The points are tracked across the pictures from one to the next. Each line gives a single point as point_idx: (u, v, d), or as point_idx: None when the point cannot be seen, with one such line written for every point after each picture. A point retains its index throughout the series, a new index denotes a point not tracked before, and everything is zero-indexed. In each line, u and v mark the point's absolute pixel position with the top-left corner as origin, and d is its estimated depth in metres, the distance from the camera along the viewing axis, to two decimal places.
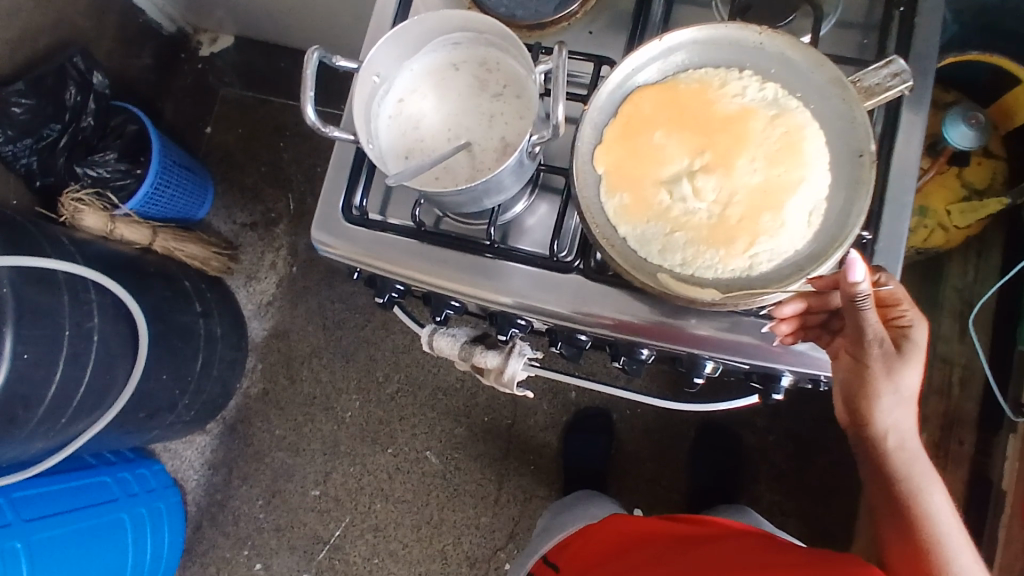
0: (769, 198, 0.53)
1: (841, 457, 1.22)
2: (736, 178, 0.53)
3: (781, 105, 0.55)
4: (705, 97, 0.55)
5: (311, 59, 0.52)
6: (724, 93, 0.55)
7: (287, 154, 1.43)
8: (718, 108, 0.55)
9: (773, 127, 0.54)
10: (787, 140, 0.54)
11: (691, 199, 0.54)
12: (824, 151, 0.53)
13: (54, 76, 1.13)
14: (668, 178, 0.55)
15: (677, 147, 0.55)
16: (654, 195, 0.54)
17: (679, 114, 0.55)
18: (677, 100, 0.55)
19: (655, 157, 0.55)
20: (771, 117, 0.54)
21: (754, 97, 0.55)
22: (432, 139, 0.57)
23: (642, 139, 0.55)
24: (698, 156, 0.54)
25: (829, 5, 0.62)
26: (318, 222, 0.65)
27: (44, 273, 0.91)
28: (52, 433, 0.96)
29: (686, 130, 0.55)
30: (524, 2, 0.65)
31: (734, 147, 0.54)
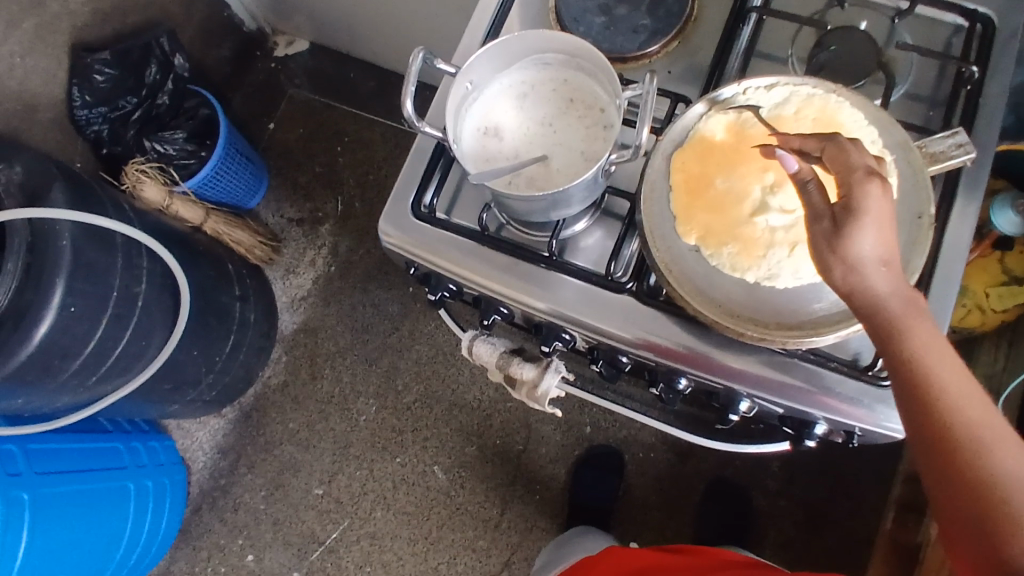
0: None
1: (850, 530, 1.21)
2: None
3: (799, 100, 0.58)
4: (736, 136, 0.57)
5: (416, 59, 0.55)
6: (750, 121, 0.57)
7: (343, 158, 1.48)
8: (753, 135, 0.57)
9: (805, 117, 0.57)
10: (820, 121, 0.57)
11: (785, 218, 0.55)
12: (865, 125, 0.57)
13: (139, 53, 1.19)
14: (757, 217, 0.56)
15: (746, 181, 0.56)
16: (751, 236, 0.56)
17: (724, 156, 0.57)
18: (709, 143, 0.58)
19: (733, 200, 0.56)
20: (796, 105, 0.58)
21: (771, 105, 0.58)
22: (514, 148, 0.60)
23: (708, 192, 0.57)
24: (768, 178, 0.56)
25: (900, 76, 0.65)
26: (387, 214, 0.68)
27: (103, 232, 0.94)
28: (80, 389, 0.97)
29: (739, 163, 0.57)
30: (610, 36, 0.69)
31: None
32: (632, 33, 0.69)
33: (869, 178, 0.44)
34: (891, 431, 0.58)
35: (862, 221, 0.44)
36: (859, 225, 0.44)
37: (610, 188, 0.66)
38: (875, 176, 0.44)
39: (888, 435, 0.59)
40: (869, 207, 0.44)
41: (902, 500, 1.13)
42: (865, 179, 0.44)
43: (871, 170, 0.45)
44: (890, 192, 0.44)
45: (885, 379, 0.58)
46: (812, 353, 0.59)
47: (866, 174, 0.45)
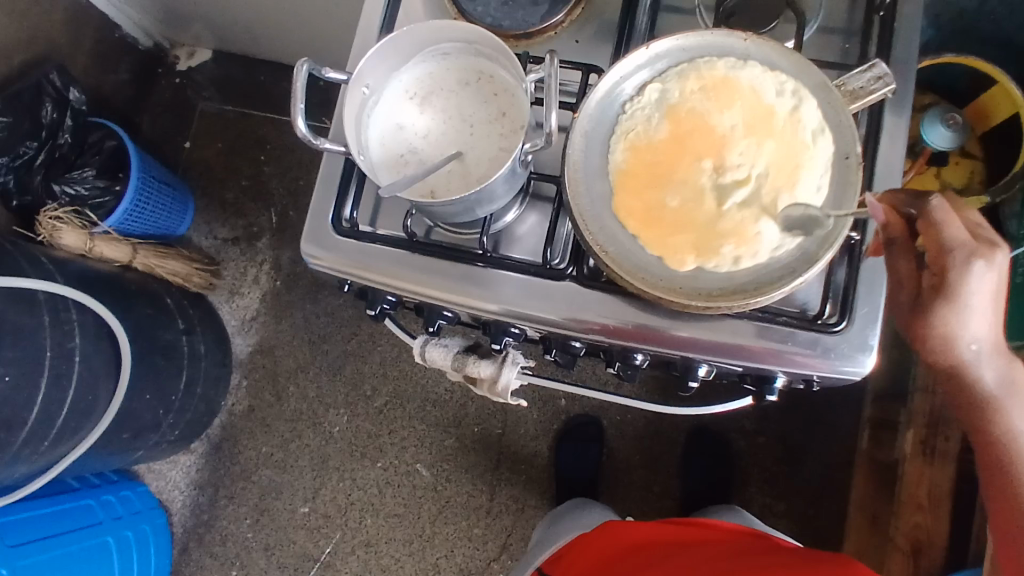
0: (763, 114, 0.55)
1: (830, 455, 1.23)
2: (736, 137, 0.55)
3: (671, 90, 0.56)
4: (648, 151, 0.56)
5: (300, 71, 0.51)
6: (647, 133, 0.56)
7: (268, 167, 1.42)
8: (663, 144, 0.56)
9: (690, 93, 0.56)
10: (710, 87, 0.56)
11: (747, 187, 0.54)
12: (746, 65, 0.56)
13: (30, 94, 1.11)
14: (728, 207, 0.54)
15: (692, 184, 0.55)
16: (736, 227, 0.54)
17: (656, 177, 0.55)
18: (631, 173, 0.56)
19: (694, 206, 0.54)
20: (680, 88, 0.56)
21: (651, 106, 0.57)
22: (425, 150, 0.56)
23: (666, 216, 0.55)
24: (708, 163, 0.55)
25: (811, 11, 0.63)
26: (307, 235, 0.64)
27: (22, 293, 0.88)
28: (34, 457, 0.93)
29: (673, 171, 0.55)
30: (511, 12, 0.65)
31: (706, 133, 0.55)
32: (532, 6, 0.65)
33: (969, 262, 0.51)
34: (848, 375, 0.58)
35: (955, 300, 0.53)
36: (953, 304, 0.53)
37: (535, 173, 0.64)
38: (976, 256, 0.51)
39: (846, 378, 0.59)
40: (968, 286, 0.52)
41: (873, 419, 1.16)
42: (964, 265, 0.52)
43: (971, 253, 0.51)
44: (993, 267, 0.51)
45: (835, 326, 0.58)
46: (760, 311, 0.58)
47: (967, 254, 0.51)
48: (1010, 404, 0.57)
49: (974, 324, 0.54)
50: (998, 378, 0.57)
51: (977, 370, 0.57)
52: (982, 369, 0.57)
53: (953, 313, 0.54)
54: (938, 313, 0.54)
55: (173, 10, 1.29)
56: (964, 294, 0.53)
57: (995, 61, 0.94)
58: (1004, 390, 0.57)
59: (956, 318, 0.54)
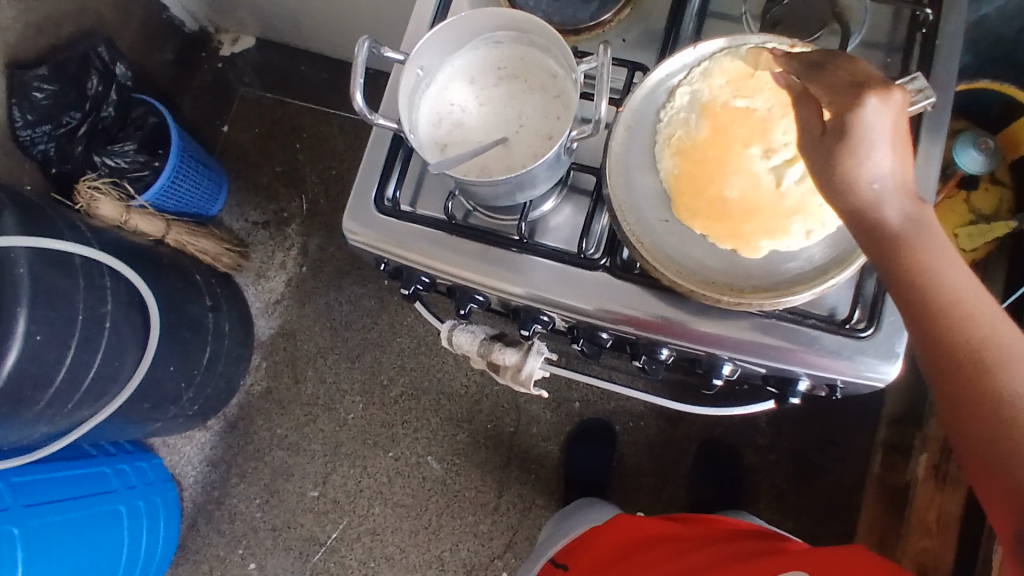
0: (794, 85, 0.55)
1: (842, 476, 1.23)
2: (776, 117, 0.54)
3: (703, 92, 0.57)
4: (694, 149, 0.56)
5: (362, 49, 0.53)
6: (689, 133, 0.57)
7: (302, 155, 1.45)
8: (707, 143, 0.56)
9: (721, 87, 0.56)
10: (739, 75, 0.56)
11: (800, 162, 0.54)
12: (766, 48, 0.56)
13: (76, 65, 1.14)
14: (788, 187, 0.54)
15: (748, 172, 0.54)
16: (800, 205, 0.54)
17: (708, 172, 0.55)
18: (682, 174, 0.56)
19: (755, 192, 0.54)
20: (709, 86, 0.57)
21: (688, 109, 0.57)
22: (473, 133, 0.58)
23: (729, 207, 0.55)
24: (756, 150, 0.55)
25: (856, 24, 0.64)
26: (350, 211, 0.66)
27: (61, 255, 0.90)
28: (57, 417, 0.95)
29: (725, 164, 0.55)
30: (561, 8, 0.67)
31: (746, 121, 0.55)
32: (582, 4, 0.67)
33: (860, 95, 0.42)
34: (872, 381, 0.59)
35: (856, 141, 0.42)
36: (858, 148, 0.42)
37: (575, 164, 0.65)
38: (869, 91, 0.42)
39: (870, 384, 0.60)
40: (865, 121, 0.42)
41: (889, 442, 1.16)
42: (855, 97, 0.42)
43: (857, 86, 0.42)
44: (892, 102, 0.42)
45: (862, 331, 0.59)
46: (790, 312, 0.60)
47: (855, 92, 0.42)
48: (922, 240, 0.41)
49: (873, 170, 0.42)
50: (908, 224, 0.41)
51: (922, 243, 0.40)
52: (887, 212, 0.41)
53: (862, 156, 0.42)
54: (840, 160, 0.42)
55: None
56: (863, 128, 0.42)
57: None
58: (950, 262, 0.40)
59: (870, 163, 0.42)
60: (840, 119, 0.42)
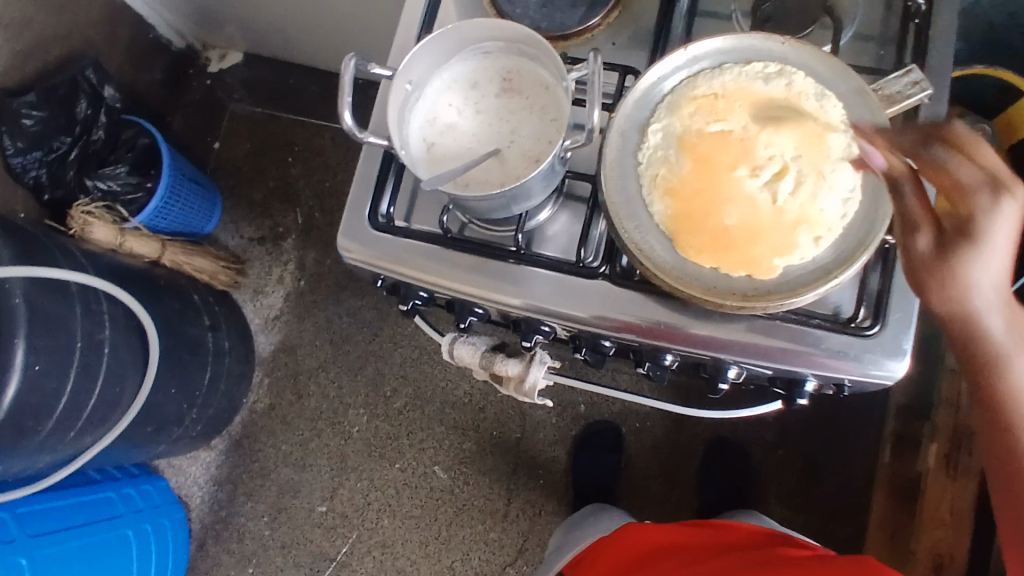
0: (761, 104, 0.56)
1: (851, 468, 1.22)
2: (755, 134, 0.55)
3: (675, 128, 0.57)
4: (684, 184, 0.56)
5: (348, 67, 0.52)
6: (673, 171, 0.56)
7: (295, 169, 1.44)
8: (694, 176, 0.56)
9: (688, 119, 0.57)
10: (704, 103, 0.57)
11: (790, 177, 0.54)
12: (723, 75, 0.57)
13: (66, 88, 1.13)
14: (786, 201, 0.54)
15: (743, 198, 0.54)
16: (801, 216, 0.54)
17: (704, 205, 0.55)
18: (678, 212, 0.56)
19: (753, 214, 0.54)
20: (679, 119, 0.57)
21: (664, 146, 0.57)
22: (465, 147, 0.57)
23: (731, 235, 0.54)
24: (744, 171, 0.55)
25: (847, 18, 0.64)
26: (344, 229, 0.65)
27: (56, 283, 0.89)
28: (59, 446, 0.94)
29: (718, 192, 0.55)
30: (549, 14, 0.66)
31: (726, 146, 0.55)
32: (570, 9, 0.66)
33: (995, 196, 0.46)
34: (879, 379, 0.58)
35: (981, 243, 0.47)
36: (981, 248, 0.47)
37: (570, 172, 0.64)
38: (1002, 192, 0.46)
39: (878, 383, 0.59)
40: (992, 227, 0.47)
41: (897, 432, 1.15)
42: (989, 200, 0.46)
43: (994, 189, 0.46)
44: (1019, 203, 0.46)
45: (868, 329, 0.58)
46: (794, 313, 0.59)
47: (993, 191, 0.46)
48: (993, 319, 0.49)
49: (996, 268, 0.47)
50: (1008, 326, 0.49)
51: (983, 321, 0.49)
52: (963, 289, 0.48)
53: (962, 261, 0.47)
54: (964, 259, 0.47)
55: (206, 11, 1.31)
56: (993, 230, 0.47)
57: None
58: (1013, 343, 0.49)
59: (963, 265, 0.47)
60: (964, 227, 0.47)
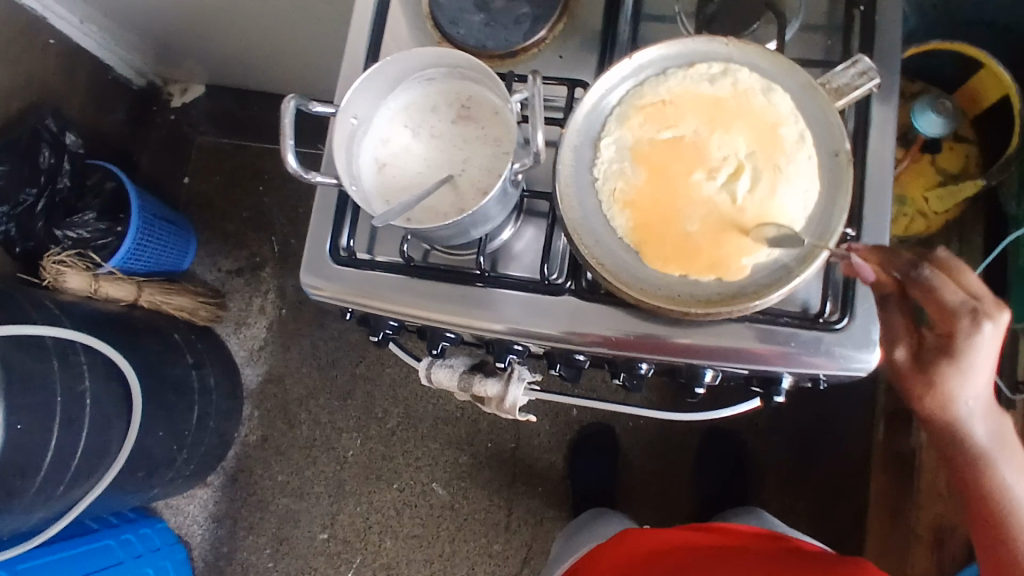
0: (708, 104, 0.56)
1: (846, 448, 1.22)
2: (706, 136, 0.56)
3: (626, 139, 0.57)
4: (643, 195, 0.56)
5: (288, 107, 0.51)
6: (631, 182, 0.56)
7: (267, 198, 1.43)
8: (653, 185, 0.56)
9: (638, 129, 0.57)
10: (652, 111, 0.57)
11: (745, 174, 0.55)
12: (666, 81, 0.57)
13: (26, 140, 1.11)
14: (744, 199, 0.54)
15: (701, 202, 0.55)
16: (760, 213, 0.54)
17: (665, 214, 0.55)
18: (640, 224, 0.55)
19: (714, 217, 0.54)
20: (629, 130, 0.57)
21: (618, 158, 0.57)
22: (416, 177, 0.57)
23: (694, 241, 0.54)
24: (700, 174, 0.55)
25: (793, 11, 0.63)
26: (306, 266, 0.65)
27: (31, 338, 0.89)
28: (49, 501, 0.93)
29: (677, 200, 0.55)
30: (493, 32, 0.65)
31: (679, 151, 0.55)
32: (514, 25, 0.65)
33: (977, 322, 0.53)
34: (853, 372, 0.58)
35: (960, 362, 0.56)
36: (959, 364, 0.56)
37: (527, 190, 0.64)
38: (983, 317, 0.53)
39: (851, 376, 0.59)
40: (972, 349, 0.55)
41: (888, 410, 1.15)
42: (972, 325, 0.53)
43: (975, 315, 0.53)
44: (1002, 324, 0.53)
45: (837, 323, 0.58)
46: (762, 313, 0.58)
47: (972, 317, 0.53)
48: (1000, 459, 0.61)
49: (974, 382, 0.57)
50: (989, 432, 0.61)
51: (971, 426, 0.60)
52: (970, 416, 0.59)
53: (954, 378, 0.57)
54: (943, 375, 0.57)
55: (163, 47, 1.30)
56: (975, 352, 0.55)
57: (981, 46, 0.93)
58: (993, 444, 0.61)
59: (956, 379, 0.57)
60: (950, 344, 0.55)
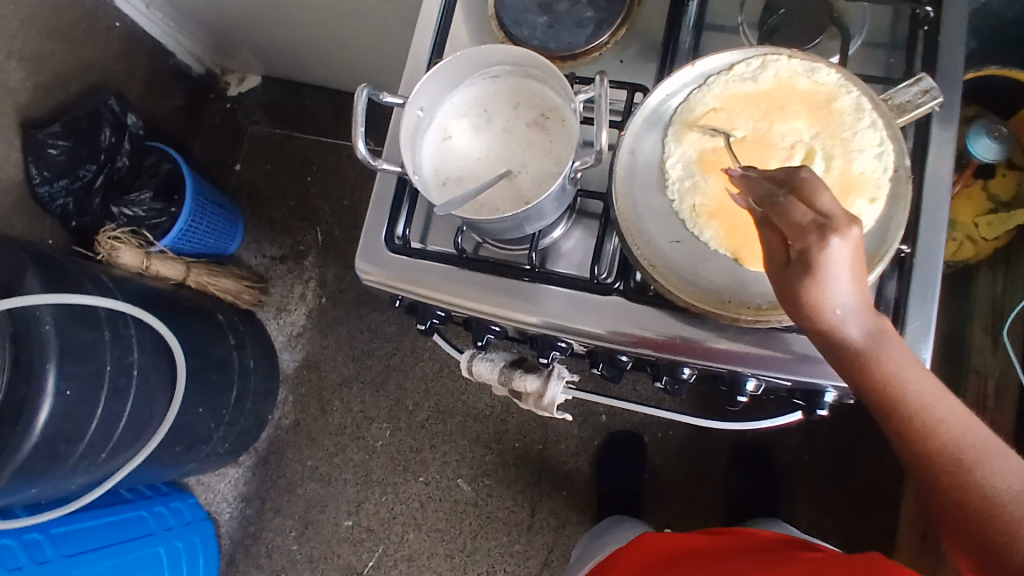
0: (758, 101, 0.57)
1: (879, 473, 1.20)
2: (767, 130, 0.56)
3: (687, 149, 0.57)
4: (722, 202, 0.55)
5: (361, 96, 0.53)
6: (705, 191, 0.56)
7: (314, 188, 1.47)
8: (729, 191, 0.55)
9: (696, 137, 0.57)
10: (704, 118, 0.57)
11: (816, 157, 0.55)
12: (709, 87, 0.58)
13: (88, 119, 1.16)
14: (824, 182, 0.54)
15: None
16: (843, 193, 0.54)
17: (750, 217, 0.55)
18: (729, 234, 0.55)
19: None
20: (688, 140, 0.57)
21: (685, 168, 0.57)
22: (477, 170, 0.58)
23: None
24: (774, 167, 0.55)
25: (855, 27, 0.64)
26: (361, 252, 0.66)
27: (85, 310, 0.92)
28: (92, 468, 0.96)
29: None
30: (556, 35, 0.67)
31: (746, 152, 0.56)
32: (577, 28, 0.67)
33: (823, 234, 0.38)
34: None
35: (819, 277, 0.39)
36: (819, 276, 0.39)
37: (581, 190, 0.65)
38: (831, 231, 0.38)
39: None
40: (827, 267, 0.39)
41: None
42: (816, 236, 0.38)
43: (821, 227, 0.38)
44: (851, 239, 0.38)
45: None
46: None
47: (818, 233, 0.38)
48: (895, 366, 0.42)
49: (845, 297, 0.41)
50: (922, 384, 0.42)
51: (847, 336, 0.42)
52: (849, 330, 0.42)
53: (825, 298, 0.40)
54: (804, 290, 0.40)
55: (223, 38, 1.34)
56: (832, 269, 0.39)
57: None
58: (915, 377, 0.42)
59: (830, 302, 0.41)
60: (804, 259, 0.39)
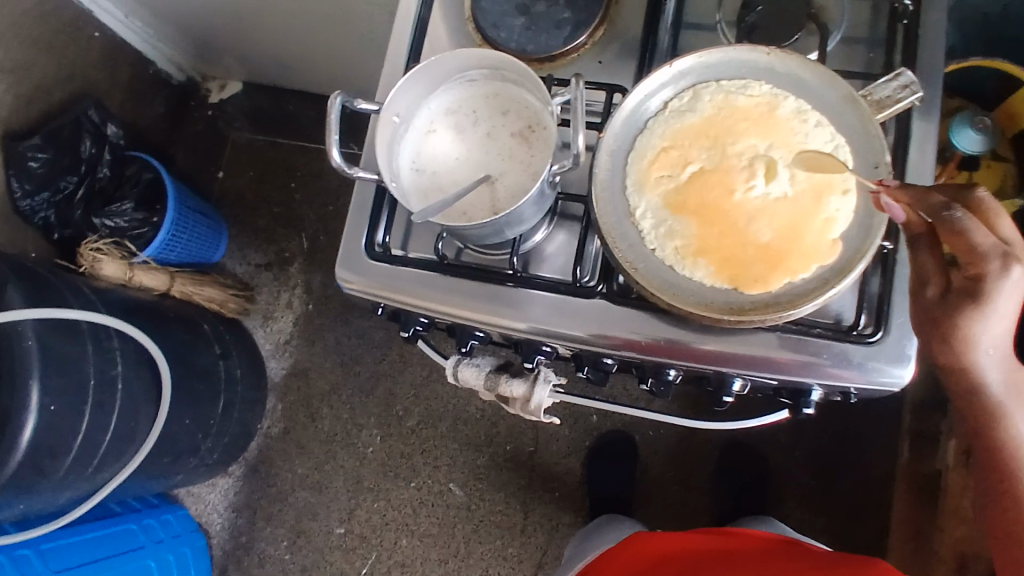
0: (705, 131, 0.57)
1: (869, 467, 1.21)
2: (724, 156, 0.56)
3: (655, 191, 0.57)
4: (705, 241, 0.55)
5: (334, 104, 0.53)
6: (683, 232, 0.56)
7: (299, 194, 1.46)
8: (706, 229, 0.55)
9: (659, 181, 0.57)
10: (660, 159, 0.57)
11: (783, 166, 0.55)
12: (652, 126, 0.58)
13: (69, 130, 1.15)
14: (794, 188, 0.55)
15: (760, 213, 0.54)
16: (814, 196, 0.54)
17: (733, 243, 0.54)
18: (720, 263, 0.54)
19: (773, 212, 0.54)
20: (652, 182, 0.57)
21: (657, 210, 0.56)
22: (455, 176, 0.57)
23: (772, 246, 0.54)
24: (742, 191, 0.55)
25: (834, 22, 0.63)
26: (341, 261, 0.66)
27: (68, 322, 0.91)
28: (78, 482, 0.95)
29: (734, 220, 0.55)
30: (534, 36, 0.66)
31: (713, 185, 0.55)
32: (555, 30, 0.66)
33: (1005, 264, 0.49)
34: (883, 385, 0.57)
35: (984, 305, 0.50)
36: (982, 307, 0.50)
37: (562, 193, 0.64)
38: (1013, 262, 0.49)
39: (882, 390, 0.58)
40: (999, 295, 0.50)
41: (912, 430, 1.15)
42: (999, 265, 0.49)
43: (1005, 256, 0.49)
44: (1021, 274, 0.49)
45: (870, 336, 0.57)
46: (794, 323, 0.58)
47: (1002, 259, 0.49)
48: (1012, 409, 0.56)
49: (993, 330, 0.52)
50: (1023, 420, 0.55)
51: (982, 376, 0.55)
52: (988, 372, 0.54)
53: (981, 322, 0.51)
54: (965, 316, 0.51)
55: (204, 44, 1.33)
56: (1001, 297, 0.50)
57: None
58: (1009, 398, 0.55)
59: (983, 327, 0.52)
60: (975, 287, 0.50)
